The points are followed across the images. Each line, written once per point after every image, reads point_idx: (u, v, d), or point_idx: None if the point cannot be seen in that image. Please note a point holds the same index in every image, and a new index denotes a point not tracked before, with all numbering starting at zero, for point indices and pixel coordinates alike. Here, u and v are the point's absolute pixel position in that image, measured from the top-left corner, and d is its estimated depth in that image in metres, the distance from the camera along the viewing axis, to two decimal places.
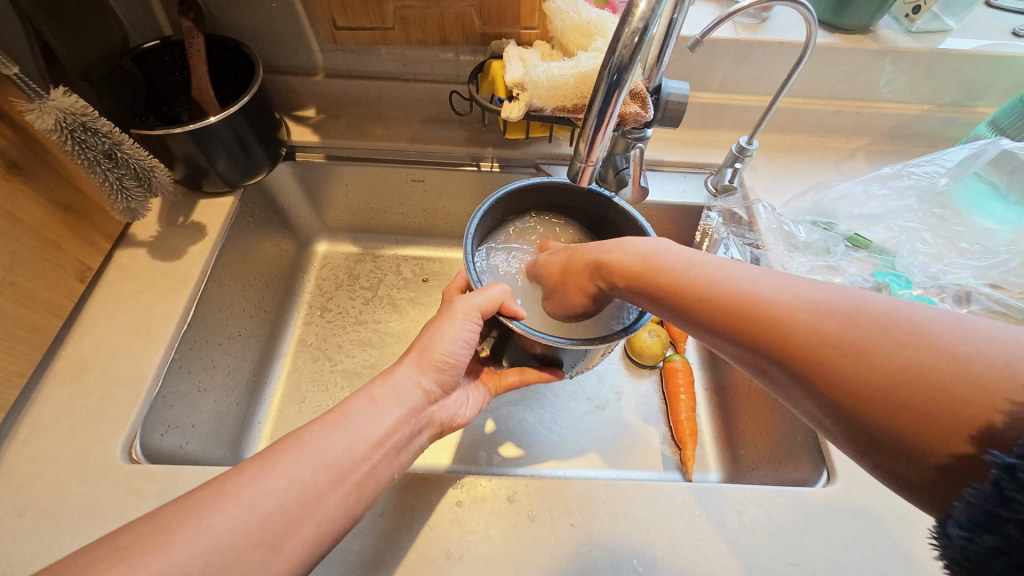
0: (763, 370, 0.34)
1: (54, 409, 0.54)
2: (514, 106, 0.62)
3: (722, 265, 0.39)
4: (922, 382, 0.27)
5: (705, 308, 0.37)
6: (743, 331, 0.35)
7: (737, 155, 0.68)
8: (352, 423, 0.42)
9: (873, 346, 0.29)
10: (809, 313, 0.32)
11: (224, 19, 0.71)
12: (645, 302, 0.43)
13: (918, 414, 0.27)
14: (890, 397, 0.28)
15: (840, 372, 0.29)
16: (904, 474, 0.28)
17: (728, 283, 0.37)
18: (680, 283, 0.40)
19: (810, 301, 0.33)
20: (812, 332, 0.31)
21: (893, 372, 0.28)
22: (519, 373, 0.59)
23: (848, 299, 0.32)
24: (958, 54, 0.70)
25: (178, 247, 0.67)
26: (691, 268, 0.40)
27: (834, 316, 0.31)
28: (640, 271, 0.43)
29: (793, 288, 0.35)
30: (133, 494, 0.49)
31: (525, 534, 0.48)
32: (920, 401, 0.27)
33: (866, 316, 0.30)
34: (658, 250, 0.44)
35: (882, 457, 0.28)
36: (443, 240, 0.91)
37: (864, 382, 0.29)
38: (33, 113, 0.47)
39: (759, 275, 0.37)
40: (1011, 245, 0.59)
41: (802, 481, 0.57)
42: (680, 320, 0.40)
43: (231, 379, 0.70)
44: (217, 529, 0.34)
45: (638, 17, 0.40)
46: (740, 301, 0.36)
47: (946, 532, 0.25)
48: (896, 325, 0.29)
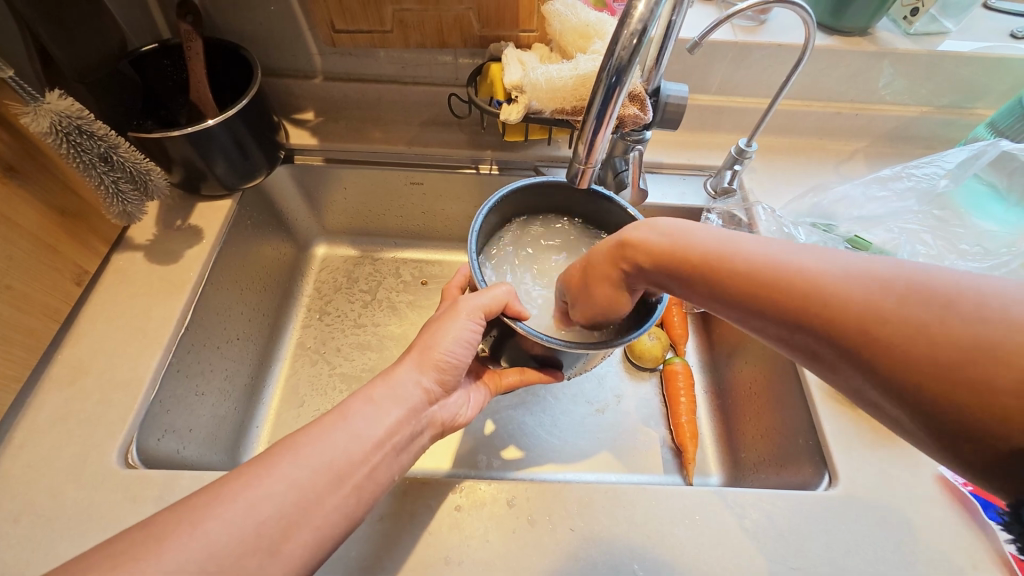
0: (815, 352, 0.33)
1: (50, 414, 0.54)
2: (513, 108, 0.62)
3: (758, 241, 0.37)
4: (998, 362, 0.26)
5: (747, 293, 0.35)
6: (792, 316, 0.33)
7: (736, 157, 0.68)
8: (350, 424, 0.41)
9: (941, 328, 0.27)
10: (864, 293, 0.30)
11: (223, 22, 0.72)
12: (678, 287, 0.41)
13: (993, 397, 0.26)
14: (962, 379, 0.27)
15: (906, 356, 0.28)
16: (962, 452, 0.28)
17: (768, 262, 0.35)
18: (714, 267, 0.37)
19: (863, 279, 0.31)
20: (871, 315, 0.30)
21: (963, 355, 0.27)
22: (519, 373, 0.59)
23: (904, 273, 0.30)
24: (956, 56, 0.71)
25: (176, 250, 0.67)
26: (726, 249, 0.38)
27: (892, 297, 0.29)
28: (670, 256, 0.40)
29: (841, 262, 0.33)
30: (129, 499, 0.49)
31: (525, 538, 0.48)
32: (996, 384, 0.26)
33: (929, 291, 0.29)
34: (686, 228, 0.40)
35: (949, 435, 0.28)
36: (443, 243, 0.91)
37: (929, 366, 0.28)
38: (28, 116, 0.47)
39: (802, 249, 0.35)
40: (1011, 246, 0.59)
41: (803, 484, 0.56)
42: (720, 305, 0.38)
43: (229, 383, 0.70)
44: (213, 533, 0.33)
45: (637, 18, 0.40)
46: (785, 283, 0.33)
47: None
48: (961, 300, 0.28)
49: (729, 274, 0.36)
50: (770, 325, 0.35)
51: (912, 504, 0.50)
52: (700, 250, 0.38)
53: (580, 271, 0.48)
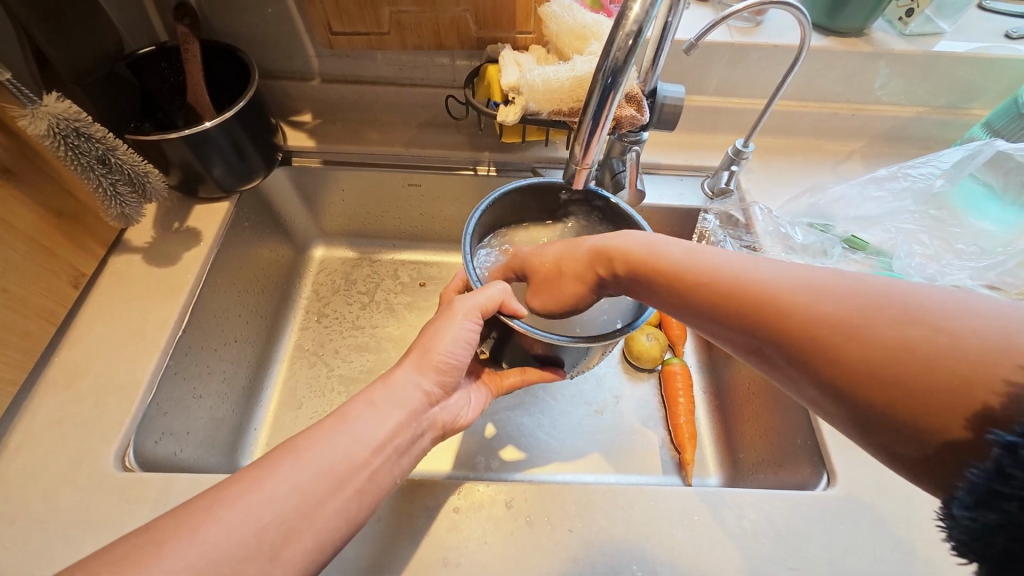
0: (764, 355, 0.35)
1: (46, 417, 0.54)
2: (509, 110, 0.62)
3: (717, 251, 0.39)
4: (924, 363, 0.28)
5: (703, 296, 0.38)
6: (742, 319, 0.35)
7: (733, 158, 0.68)
8: (352, 428, 0.41)
9: (873, 330, 0.30)
10: (809, 298, 0.32)
11: (220, 24, 0.72)
12: (643, 292, 0.43)
13: (921, 393, 0.28)
14: (893, 379, 0.28)
15: (842, 357, 0.30)
16: (898, 449, 0.29)
17: (724, 269, 0.37)
18: (676, 272, 0.40)
19: (810, 287, 0.33)
20: (812, 317, 0.32)
21: (892, 354, 0.29)
22: (521, 373, 0.59)
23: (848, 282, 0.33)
24: (951, 57, 0.71)
25: (173, 252, 0.67)
26: (688, 256, 0.40)
27: (833, 301, 0.32)
28: (638, 261, 0.42)
29: (789, 272, 0.35)
30: (127, 502, 0.49)
31: (523, 539, 0.48)
32: (930, 381, 0.27)
33: (867, 298, 0.31)
34: (653, 238, 0.43)
35: (885, 433, 0.30)
36: (441, 245, 0.91)
37: (865, 366, 0.29)
38: (26, 119, 0.47)
39: (754, 260, 0.37)
40: (1007, 246, 0.60)
41: (802, 484, 0.56)
42: (678, 310, 0.40)
43: (226, 386, 0.70)
44: (212, 539, 0.33)
45: (632, 19, 0.40)
46: (739, 288, 0.36)
47: (951, 513, 0.26)
48: (892, 306, 0.30)
49: (689, 279, 0.39)
50: (723, 330, 0.37)
51: (910, 504, 0.50)
52: (664, 256, 0.41)
53: (551, 265, 0.49)
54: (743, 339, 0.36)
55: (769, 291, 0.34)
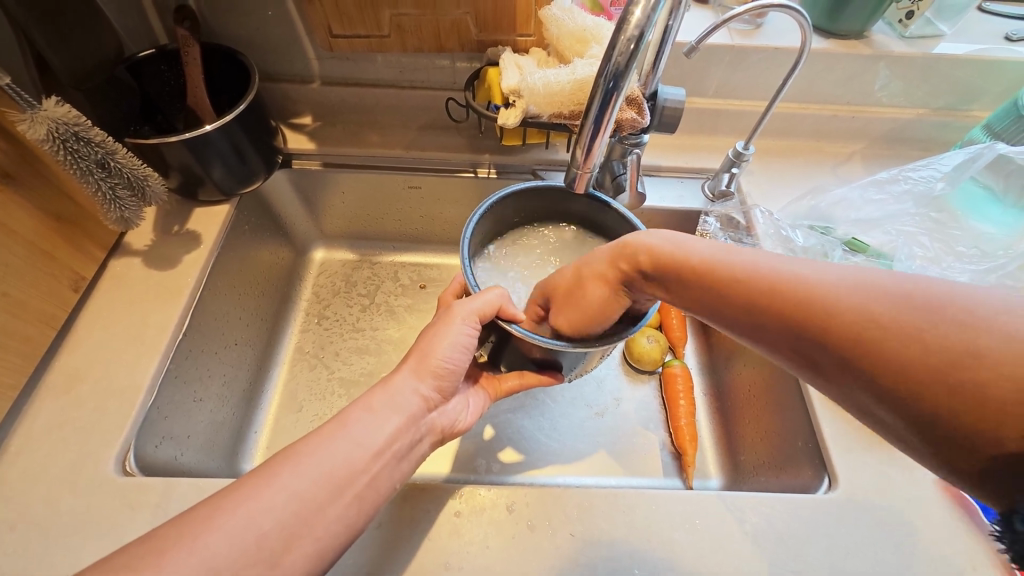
0: (812, 363, 0.33)
1: (46, 421, 0.54)
2: (510, 113, 0.62)
3: (757, 251, 0.38)
4: (995, 373, 0.26)
5: (749, 301, 0.36)
6: (788, 323, 0.34)
7: (733, 160, 0.68)
8: (351, 432, 0.41)
9: (935, 336, 0.28)
10: (861, 302, 0.31)
11: (219, 27, 0.72)
12: (676, 295, 0.41)
13: (990, 405, 0.26)
14: (958, 390, 0.27)
15: (902, 365, 0.29)
16: (962, 465, 0.28)
17: (765, 270, 0.36)
18: (713, 273, 0.38)
19: (860, 290, 0.31)
20: (864, 322, 0.30)
21: (961, 365, 0.27)
22: (519, 376, 0.58)
23: (899, 283, 0.31)
24: (951, 59, 0.71)
25: (173, 256, 0.67)
26: (726, 257, 0.38)
27: (888, 306, 0.30)
28: (670, 261, 0.40)
29: (836, 273, 0.33)
30: (127, 507, 0.48)
31: (525, 543, 0.48)
32: (1000, 394, 0.26)
33: (927, 301, 0.29)
34: (686, 237, 0.41)
35: (949, 446, 0.28)
36: (441, 247, 0.91)
37: (926, 375, 0.28)
38: (25, 124, 0.47)
39: (797, 260, 0.35)
40: (1008, 248, 0.60)
41: (803, 487, 0.56)
42: (716, 313, 0.38)
43: (227, 389, 0.70)
44: (212, 545, 0.33)
45: (633, 25, 0.40)
46: (782, 290, 0.34)
47: (1011, 528, 0.27)
48: (956, 311, 0.28)
49: (729, 281, 0.37)
50: (766, 335, 0.35)
51: (911, 507, 0.50)
52: (699, 256, 0.39)
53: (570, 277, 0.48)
54: (787, 344, 0.34)
55: (815, 294, 0.33)
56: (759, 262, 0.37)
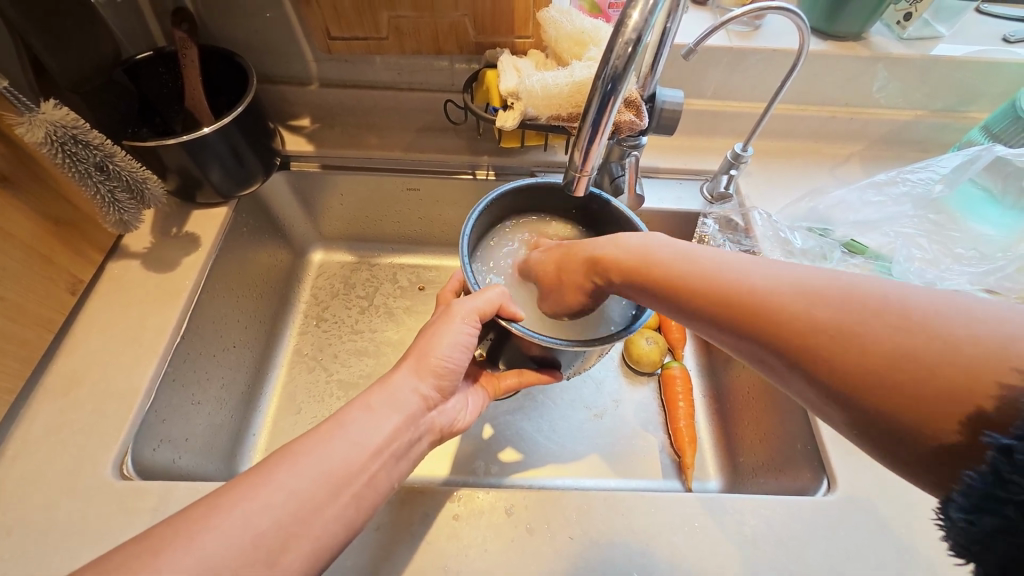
0: (765, 361, 0.35)
1: (44, 424, 0.53)
2: (508, 115, 0.61)
3: (711, 254, 0.40)
4: (918, 367, 0.28)
5: (704, 300, 0.37)
6: (737, 321, 0.35)
7: (732, 162, 0.68)
8: (348, 432, 0.41)
9: (868, 332, 0.30)
10: (803, 301, 0.33)
11: (218, 29, 0.72)
12: (639, 295, 0.43)
13: (915, 394, 0.28)
14: (884, 380, 0.29)
15: (835, 357, 0.30)
16: (897, 452, 0.29)
17: (722, 272, 0.37)
18: (672, 275, 0.40)
19: (804, 290, 0.33)
20: (802, 319, 0.32)
21: (884, 357, 0.29)
22: (518, 375, 0.58)
23: (839, 286, 0.32)
24: (949, 60, 0.71)
25: (171, 258, 0.67)
26: (684, 260, 0.40)
27: (825, 304, 0.32)
28: (633, 264, 0.42)
29: (782, 274, 0.35)
30: (124, 511, 0.48)
31: (523, 546, 0.48)
32: (921, 391, 0.28)
33: (860, 300, 0.31)
34: (648, 241, 0.43)
35: (882, 437, 0.30)
36: (439, 249, 0.91)
37: (856, 368, 0.30)
38: (23, 127, 0.46)
39: (747, 262, 0.37)
40: (1006, 250, 0.60)
41: (802, 490, 0.56)
42: (673, 312, 0.40)
43: (225, 391, 0.70)
44: (208, 547, 0.33)
45: (631, 27, 0.40)
46: (732, 290, 0.36)
47: (949, 515, 0.26)
48: (888, 311, 0.30)
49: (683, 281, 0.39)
50: (720, 333, 0.37)
51: (910, 510, 0.50)
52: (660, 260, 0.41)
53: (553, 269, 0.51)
54: (741, 343, 0.36)
55: (765, 296, 0.34)
56: (714, 264, 0.38)
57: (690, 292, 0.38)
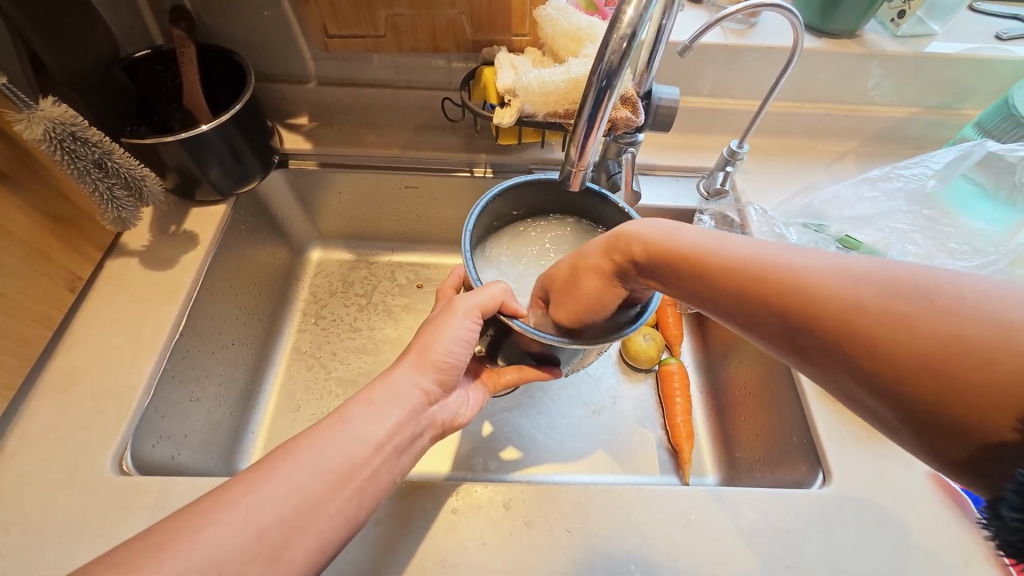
0: (799, 348, 0.34)
1: (44, 420, 0.54)
2: (506, 112, 0.62)
3: (745, 237, 0.38)
4: (976, 355, 0.26)
5: (737, 284, 0.36)
6: (777, 308, 0.34)
7: (728, 159, 0.69)
8: (349, 427, 0.42)
9: (923, 320, 0.28)
10: (847, 286, 0.31)
11: (216, 27, 0.72)
12: (667, 283, 0.41)
13: (968, 388, 0.26)
14: (941, 374, 0.27)
15: (886, 346, 0.29)
16: (946, 452, 0.28)
17: (754, 255, 0.36)
18: (703, 259, 0.38)
19: (852, 273, 0.32)
20: (848, 305, 0.31)
21: (941, 348, 0.27)
22: (518, 370, 0.57)
23: (884, 268, 0.31)
24: (942, 58, 0.72)
25: (170, 256, 0.67)
26: (716, 245, 0.39)
27: (869, 285, 0.30)
28: (659, 250, 0.41)
29: (825, 258, 0.34)
30: (123, 508, 0.48)
31: (521, 540, 0.48)
32: (975, 380, 0.26)
33: (916, 285, 0.29)
34: (677, 226, 0.42)
35: (930, 434, 0.28)
36: (438, 247, 0.91)
37: (910, 358, 0.28)
38: (22, 123, 0.47)
39: (785, 245, 0.36)
40: (998, 245, 0.60)
41: (798, 483, 0.57)
42: (706, 300, 0.38)
43: (224, 389, 0.70)
44: (210, 540, 0.33)
45: (626, 23, 0.40)
46: (772, 275, 0.34)
47: (999, 515, 0.25)
48: (938, 295, 0.28)
49: (715, 267, 0.37)
50: (756, 320, 0.36)
51: (905, 503, 0.51)
52: (691, 244, 0.40)
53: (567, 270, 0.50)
54: (774, 329, 0.35)
55: (803, 278, 0.33)
56: (746, 245, 0.37)
57: (720, 275, 0.37)
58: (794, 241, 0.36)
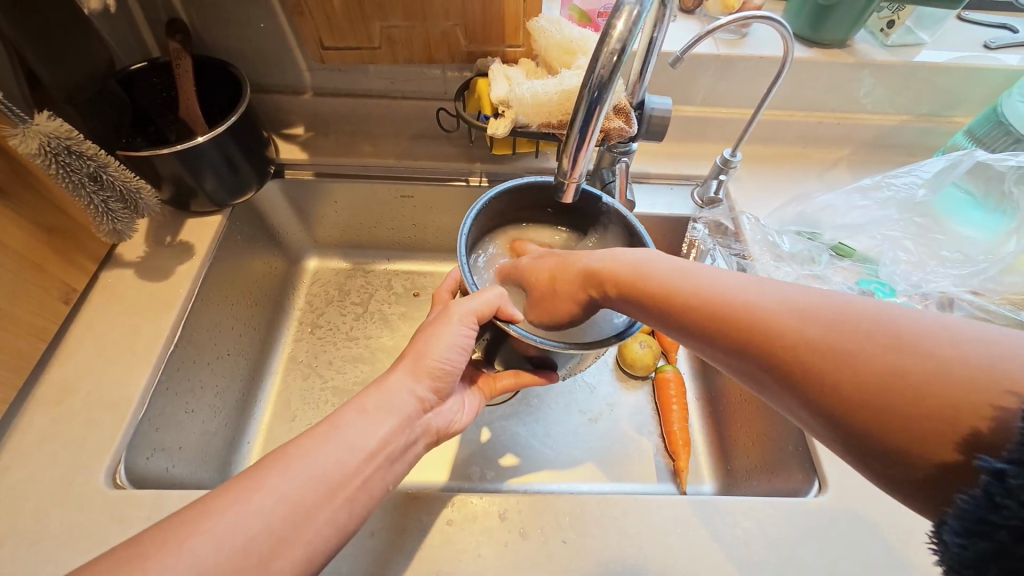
0: (754, 377, 0.35)
1: (37, 435, 0.53)
2: (500, 123, 0.62)
3: (705, 268, 0.40)
4: (909, 388, 0.28)
5: (699, 315, 0.38)
6: (732, 337, 0.35)
7: (721, 167, 0.69)
8: (345, 438, 0.42)
9: (855, 351, 0.30)
10: (797, 317, 0.33)
11: (212, 40, 0.72)
12: (636, 312, 0.43)
13: (908, 421, 0.27)
14: (880, 403, 0.28)
15: (829, 375, 0.30)
16: (896, 480, 0.29)
17: (713, 289, 0.38)
18: (668, 288, 0.40)
19: (794, 307, 0.33)
20: (796, 334, 0.32)
21: (878, 376, 0.29)
22: (514, 376, 0.58)
23: (828, 304, 0.33)
24: (931, 66, 0.72)
25: (165, 266, 0.67)
26: (681, 276, 0.40)
27: (814, 319, 0.32)
28: (629, 277, 0.43)
29: (776, 293, 0.35)
30: (116, 521, 0.48)
31: (516, 551, 0.48)
32: (910, 407, 0.27)
33: (854, 320, 0.31)
34: (645, 254, 0.44)
35: (879, 464, 0.29)
36: (433, 255, 0.91)
37: (853, 388, 0.29)
38: (16, 138, 0.47)
39: (739, 278, 0.38)
40: (988, 253, 0.61)
41: (794, 491, 0.57)
42: (672, 331, 0.40)
43: (220, 400, 0.70)
44: (196, 554, 0.33)
45: (616, 38, 0.41)
46: (726, 304, 0.36)
47: (942, 539, 0.26)
48: (878, 329, 0.30)
49: (678, 295, 0.39)
50: (714, 349, 0.37)
51: (897, 510, 0.51)
52: (657, 274, 0.41)
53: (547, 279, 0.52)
54: (731, 359, 0.36)
55: (757, 312, 0.35)
56: (706, 278, 0.39)
57: (681, 304, 0.39)
58: (753, 277, 0.38)
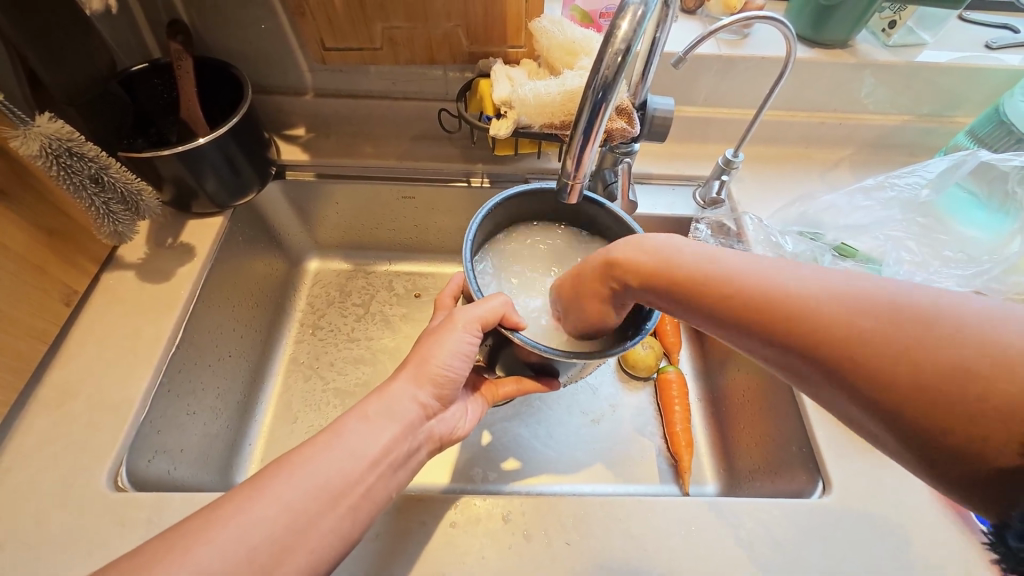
0: (799, 371, 0.33)
1: (37, 438, 0.53)
2: (502, 123, 0.62)
3: (738, 255, 0.37)
4: (972, 386, 0.26)
5: (737, 310, 0.35)
6: (775, 331, 0.33)
7: (723, 167, 0.69)
8: (346, 441, 0.41)
9: (913, 347, 0.28)
10: (846, 310, 0.31)
11: (213, 41, 0.72)
12: (666, 305, 0.40)
13: (974, 419, 0.26)
14: (942, 402, 0.27)
15: (886, 373, 0.28)
16: (950, 472, 0.28)
17: (750, 279, 0.35)
18: (700, 279, 0.37)
19: (843, 299, 0.31)
20: (845, 328, 0.30)
21: (940, 374, 0.27)
22: (516, 382, 0.57)
23: (878, 295, 0.30)
24: (933, 66, 0.72)
25: (166, 268, 0.67)
26: (714, 264, 0.38)
27: (866, 312, 0.30)
28: (655, 267, 0.40)
29: (820, 282, 0.33)
30: (117, 523, 0.48)
31: (520, 553, 0.48)
32: (976, 404, 0.26)
33: (909, 312, 0.29)
34: (671, 243, 0.41)
35: (934, 458, 0.28)
36: (434, 256, 0.91)
37: (914, 386, 0.28)
38: (17, 140, 0.47)
39: (778, 266, 0.35)
40: (992, 253, 0.61)
41: (798, 492, 0.57)
42: (707, 324, 0.38)
43: (221, 402, 0.69)
44: (197, 557, 0.33)
45: (621, 38, 0.40)
46: (767, 297, 0.34)
47: (1003, 540, 0.27)
48: (937, 322, 0.28)
49: (712, 287, 0.36)
50: (755, 343, 0.35)
51: (901, 511, 0.50)
52: (686, 265, 0.38)
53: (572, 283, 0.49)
54: (774, 352, 0.34)
55: (804, 305, 0.32)
56: (741, 267, 0.36)
57: (716, 297, 0.36)
58: (794, 263, 0.35)
